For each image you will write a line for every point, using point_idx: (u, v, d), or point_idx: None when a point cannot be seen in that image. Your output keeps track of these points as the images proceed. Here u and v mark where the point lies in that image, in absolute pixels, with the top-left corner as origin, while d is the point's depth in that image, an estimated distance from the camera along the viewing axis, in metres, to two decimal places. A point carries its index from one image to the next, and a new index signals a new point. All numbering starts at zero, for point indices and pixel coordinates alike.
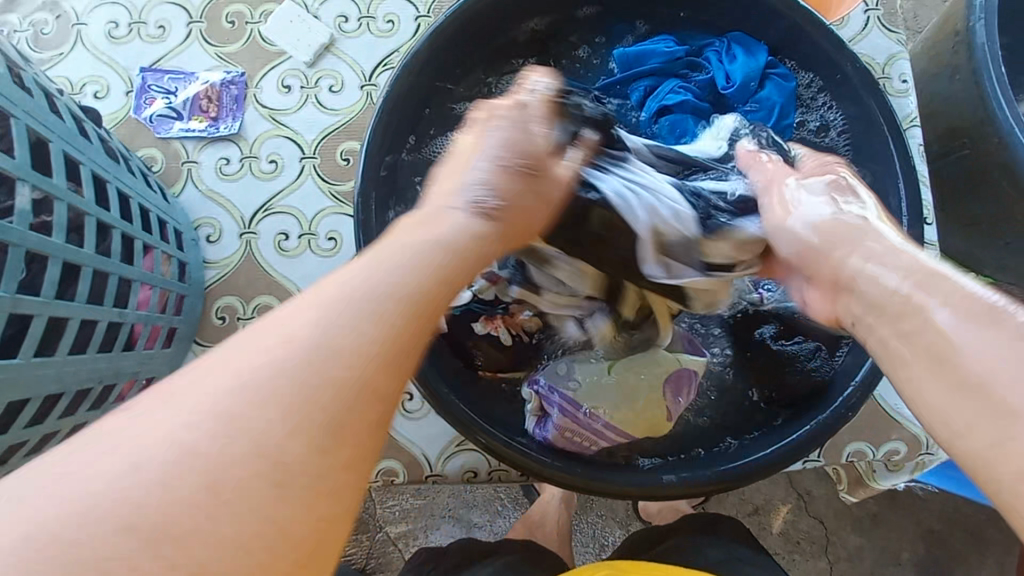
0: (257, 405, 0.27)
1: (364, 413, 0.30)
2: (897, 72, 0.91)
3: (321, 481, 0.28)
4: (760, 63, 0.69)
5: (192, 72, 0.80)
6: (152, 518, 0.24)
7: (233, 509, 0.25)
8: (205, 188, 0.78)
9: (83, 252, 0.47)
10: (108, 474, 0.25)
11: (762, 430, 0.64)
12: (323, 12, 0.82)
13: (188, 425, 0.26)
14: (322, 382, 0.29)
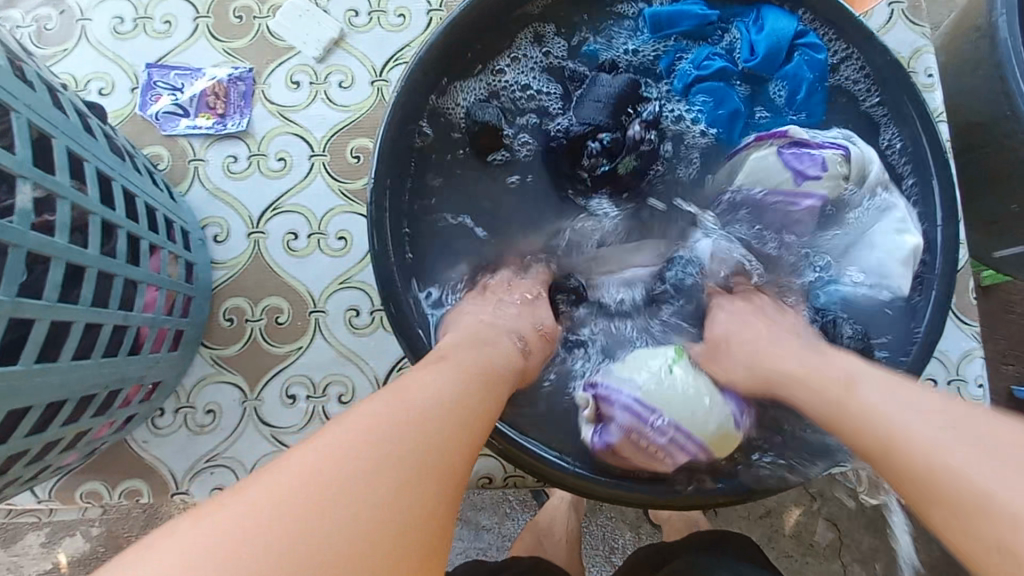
0: (385, 444, 0.36)
1: (453, 449, 0.39)
2: (923, 66, 0.90)
3: (431, 497, 0.35)
4: (790, 32, 0.65)
5: (199, 68, 0.79)
6: (316, 523, 0.31)
7: (374, 511, 0.32)
8: (213, 187, 0.76)
9: (88, 253, 0.45)
10: (270, 501, 0.31)
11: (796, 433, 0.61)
12: (333, 7, 0.80)
13: (332, 459, 0.34)
14: (426, 429, 0.38)
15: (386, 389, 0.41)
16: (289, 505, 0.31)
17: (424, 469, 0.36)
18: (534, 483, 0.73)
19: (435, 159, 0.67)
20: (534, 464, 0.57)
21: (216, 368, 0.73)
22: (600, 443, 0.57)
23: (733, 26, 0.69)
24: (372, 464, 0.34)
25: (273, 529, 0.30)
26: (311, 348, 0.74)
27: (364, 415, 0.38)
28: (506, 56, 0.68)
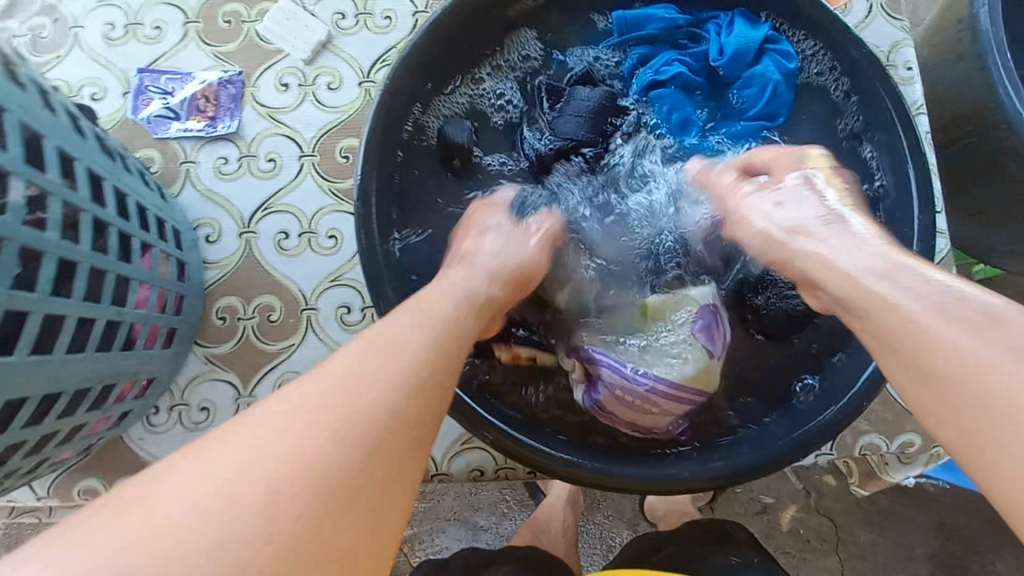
0: (333, 406, 0.35)
1: (410, 408, 0.38)
2: (902, 60, 0.92)
3: (386, 455, 0.35)
4: (760, 36, 0.68)
5: (189, 72, 0.80)
6: (253, 497, 0.30)
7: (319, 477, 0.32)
8: (204, 188, 0.78)
9: (80, 249, 0.46)
10: (208, 479, 0.30)
11: (773, 420, 0.63)
12: (320, 10, 0.82)
13: (277, 430, 0.33)
14: (381, 386, 0.37)
15: (330, 359, 0.39)
16: (234, 498, 0.30)
17: (373, 437, 0.35)
18: (525, 474, 0.74)
19: (415, 167, 0.69)
20: (524, 455, 0.57)
21: (209, 366, 0.74)
22: (592, 402, 0.62)
23: (703, 29, 0.71)
24: (312, 453, 0.32)
25: (206, 530, 0.28)
26: (303, 346, 0.75)
27: (302, 396, 0.35)
28: (487, 65, 0.71)
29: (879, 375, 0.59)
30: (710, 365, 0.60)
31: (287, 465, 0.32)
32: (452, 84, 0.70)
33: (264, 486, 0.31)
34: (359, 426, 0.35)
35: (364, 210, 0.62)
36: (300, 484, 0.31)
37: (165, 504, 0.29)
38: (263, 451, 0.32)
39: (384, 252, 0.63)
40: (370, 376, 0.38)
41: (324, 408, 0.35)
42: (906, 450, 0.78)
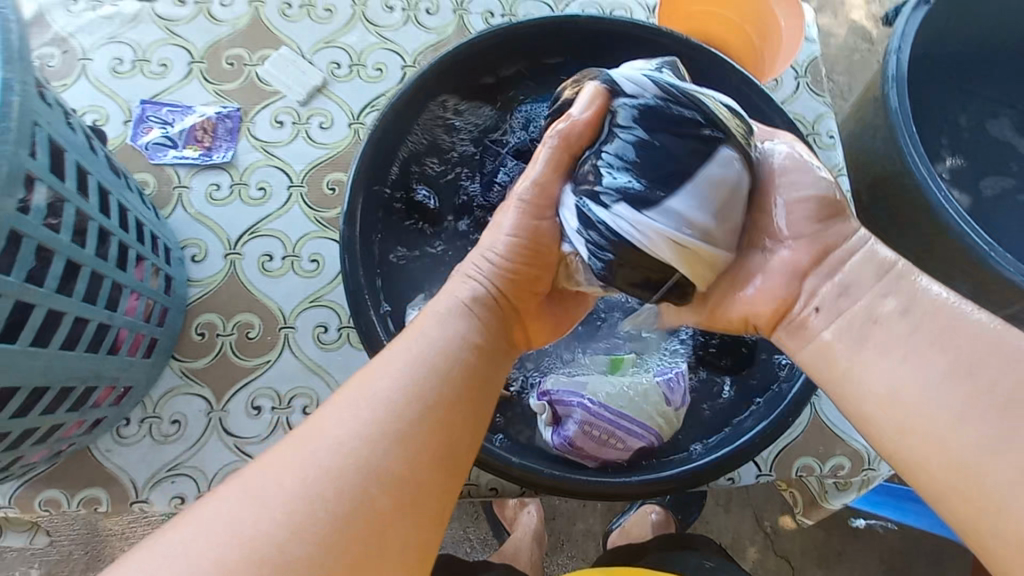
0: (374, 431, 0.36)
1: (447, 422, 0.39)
2: (825, 129, 0.99)
3: (427, 473, 0.36)
4: None
5: (190, 106, 0.87)
6: (302, 529, 0.32)
7: (362, 501, 0.33)
8: (194, 212, 0.83)
9: (85, 253, 0.51)
10: (261, 511, 0.32)
11: (720, 431, 0.70)
12: (317, 59, 0.91)
13: (322, 458, 0.34)
14: (417, 403, 0.38)
15: (365, 378, 0.39)
16: (290, 529, 0.31)
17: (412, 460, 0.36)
18: (487, 492, 0.77)
19: (384, 205, 0.74)
20: (493, 464, 0.62)
21: (184, 379, 0.76)
22: (562, 440, 0.67)
23: None
24: (358, 490, 0.34)
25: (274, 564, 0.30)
26: (279, 362, 0.78)
27: (340, 434, 0.35)
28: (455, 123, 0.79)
29: (807, 387, 0.67)
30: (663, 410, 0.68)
31: (334, 508, 0.33)
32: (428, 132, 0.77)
33: (316, 527, 0.32)
34: (401, 458, 0.36)
35: (347, 241, 0.68)
36: (351, 526, 0.32)
37: (226, 551, 0.30)
38: (308, 491, 0.33)
39: (367, 280, 0.68)
40: (406, 399, 0.38)
41: (363, 440, 0.35)
42: (838, 473, 0.84)
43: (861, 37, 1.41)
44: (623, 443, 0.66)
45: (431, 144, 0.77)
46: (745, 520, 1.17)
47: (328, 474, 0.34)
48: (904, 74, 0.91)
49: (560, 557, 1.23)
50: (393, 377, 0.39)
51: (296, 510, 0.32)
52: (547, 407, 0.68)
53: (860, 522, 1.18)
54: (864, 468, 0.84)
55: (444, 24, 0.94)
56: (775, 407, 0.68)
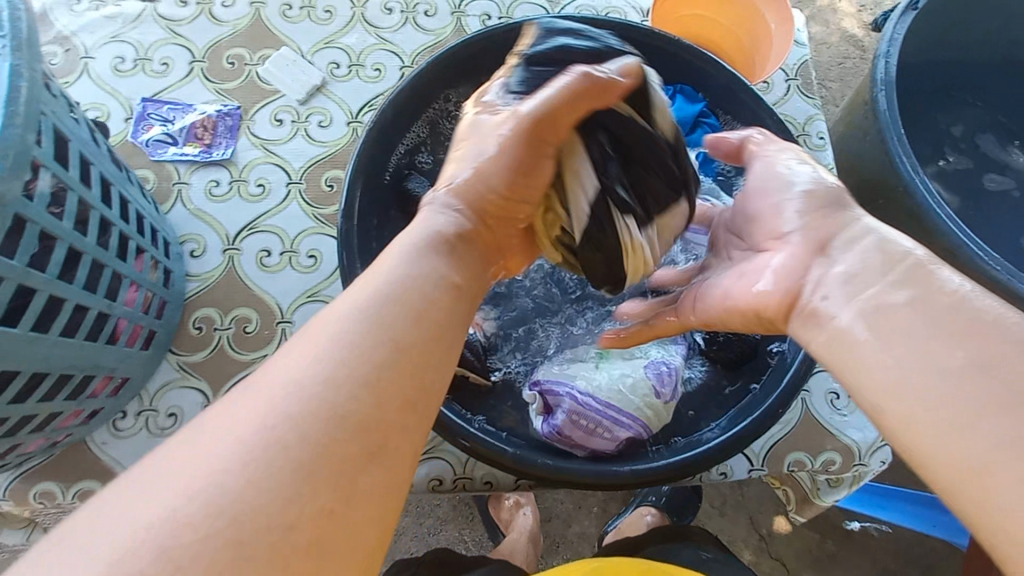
0: (337, 387, 0.33)
1: (418, 381, 0.36)
2: (816, 131, 1.02)
3: (398, 436, 0.34)
4: (694, 110, 0.81)
5: (190, 104, 0.88)
6: (257, 503, 0.29)
7: (326, 472, 0.31)
8: (194, 208, 0.83)
9: (87, 241, 0.51)
10: (210, 485, 0.29)
11: (715, 424, 0.70)
12: (317, 59, 0.92)
13: (277, 422, 0.31)
14: (386, 358, 0.35)
15: (323, 326, 0.36)
16: (249, 504, 0.29)
17: (377, 422, 0.33)
18: (482, 486, 0.77)
19: (385, 201, 0.75)
20: (491, 455, 0.63)
21: (181, 373, 0.77)
22: (550, 429, 0.68)
23: None
24: (307, 448, 0.31)
25: (228, 541, 0.28)
26: (276, 356, 0.79)
27: (293, 393, 0.32)
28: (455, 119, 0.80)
29: (799, 378, 0.68)
30: (654, 405, 0.68)
31: (281, 467, 0.30)
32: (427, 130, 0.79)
33: (262, 486, 0.29)
34: (354, 411, 0.33)
35: (345, 230, 0.69)
36: (301, 486, 0.30)
37: (172, 528, 0.27)
38: (251, 450, 0.30)
39: (365, 271, 0.69)
40: (358, 348, 0.35)
41: (311, 392, 0.33)
42: (830, 468, 0.85)
43: (852, 44, 1.44)
44: (614, 433, 0.67)
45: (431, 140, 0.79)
46: (738, 522, 1.18)
47: (272, 430, 0.31)
48: (892, 78, 0.94)
49: (555, 560, 1.23)
50: (345, 324, 0.36)
51: (240, 470, 0.30)
52: (537, 396, 0.69)
53: (855, 525, 1.19)
54: (856, 463, 0.85)
55: (442, 26, 0.96)
56: (767, 397, 0.69)
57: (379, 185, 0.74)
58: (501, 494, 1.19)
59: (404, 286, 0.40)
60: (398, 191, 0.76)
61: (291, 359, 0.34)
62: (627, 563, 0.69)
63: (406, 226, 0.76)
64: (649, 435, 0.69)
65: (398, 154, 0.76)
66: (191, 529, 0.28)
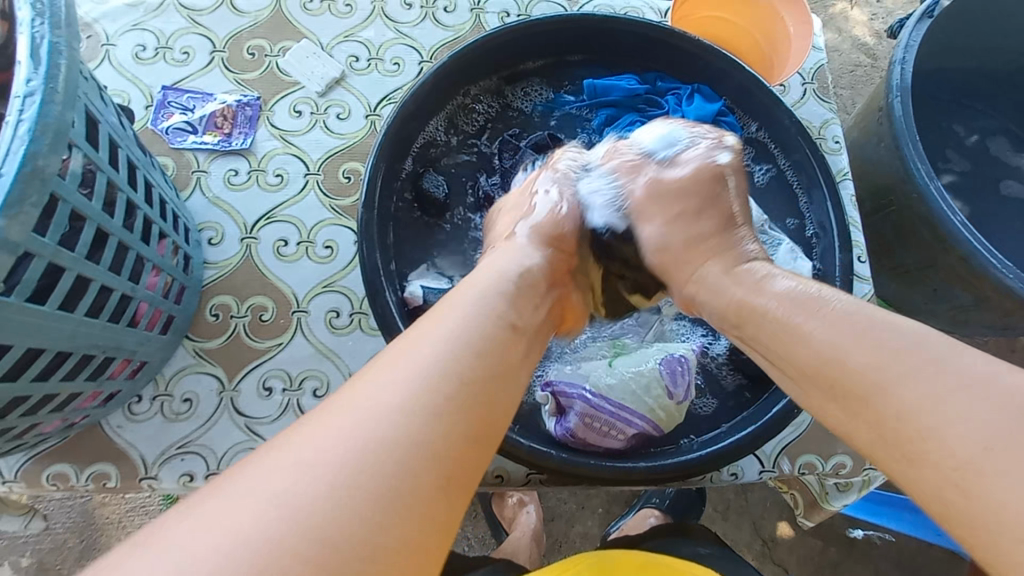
0: (417, 401, 0.37)
1: (485, 403, 0.40)
2: (831, 135, 1.02)
3: (463, 451, 0.37)
4: (713, 109, 0.80)
5: (211, 93, 0.89)
6: (341, 506, 0.32)
7: (403, 479, 0.34)
8: (212, 196, 0.84)
9: (114, 223, 0.52)
10: (295, 486, 0.32)
11: (731, 423, 0.70)
12: (337, 52, 0.93)
13: (363, 430, 0.35)
14: (458, 380, 0.39)
15: (405, 351, 0.40)
16: (335, 509, 0.31)
17: (448, 436, 0.37)
18: (491, 479, 0.77)
19: (402, 191, 0.76)
20: (505, 448, 0.63)
21: (197, 359, 0.77)
22: (563, 430, 0.68)
23: (663, 97, 0.82)
24: (393, 461, 0.34)
25: (315, 541, 0.30)
26: (291, 345, 0.79)
27: (378, 407, 0.36)
28: (474, 113, 0.81)
29: None
30: (667, 405, 0.68)
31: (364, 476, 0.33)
32: (446, 122, 0.79)
33: (349, 494, 0.32)
34: (433, 435, 0.36)
35: (364, 218, 0.68)
36: (379, 496, 0.33)
37: (264, 529, 0.30)
38: (344, 457, 0.33)
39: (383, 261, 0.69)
40: (441, 379, 0.39)
41: (398, 415, 0.36)
42: (840, 471, 0.85)
43: (864, 52, 1.44)
44: (628, 433, 0.67)
45: (449, 134, 0.80)
46: (742, 527, 1.18)
47: (361, 443, 0.34)
48: (908, 85, 0.94)
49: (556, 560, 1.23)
50: (431, 355, 0.40)
51: (331, 474, 0.32)
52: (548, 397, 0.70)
53: (857, 532, 1.18)
54: (866, 467, 0.85)
55: (461, 22, 0.96)
56: (779, 398, 0.69)
57: (399, 175, 0.75)
58: (504, 492, 1.20)
59: (473, 319, 0.45)
60: (417, 182, 0.77)
61: (375, 378, 0.38)
62: (635, 557, 0.69)
63: (418, 214, 0.77)
64: (661, 433, 0.69)
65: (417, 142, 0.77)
66: (282, 517, 0.30)
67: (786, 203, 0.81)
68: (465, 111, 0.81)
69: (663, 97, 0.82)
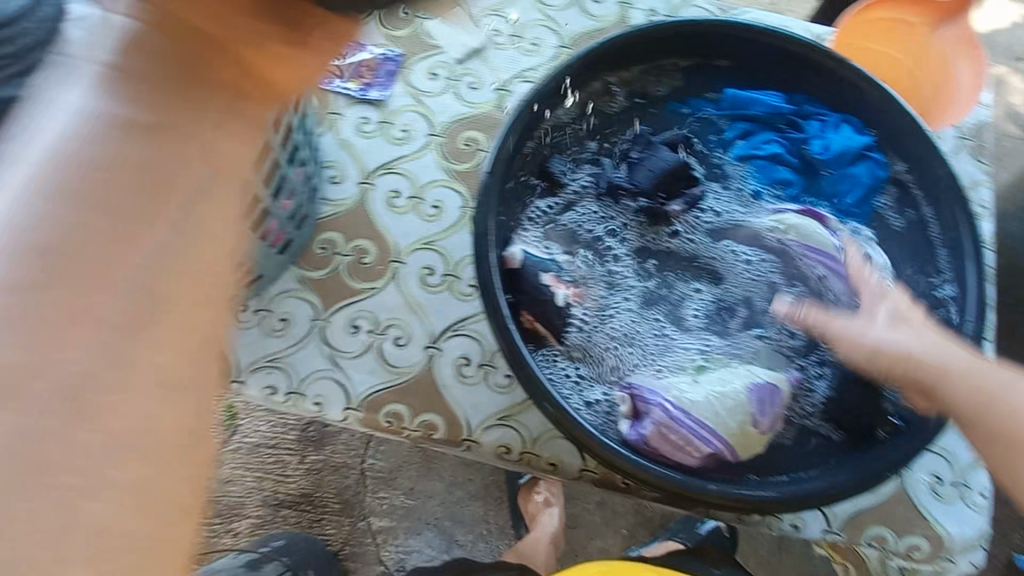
0: (88, 229, 0.40)
1: (218, 241, 0.44)
2: (976, 197, 0.93)
3: (197, 293, 0.42)
4: (859, 142, 0.79)
5: (360, 44, 0.94)
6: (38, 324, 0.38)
7: (110, 334, 0.39)
8: (343, 138, 0.89)
9: (274, 139, 0.56)
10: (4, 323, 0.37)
11: (813, 470, 0.67)
12: (481, 24, 0.95)
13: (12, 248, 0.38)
14: (163, 228, 0.42)
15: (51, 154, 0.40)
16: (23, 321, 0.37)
17: (142, 286, 0.40)
18: (545, 465, 0.77)
19: (526, 168, 0.77)
20: (575, 432, 0.62)
21: (299, 285, 0.82)
22: (637, 435, 0.66)
23: (805, 121, 0.82)
24: (57, 304, 0.38)
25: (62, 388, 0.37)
26: (383, 291, 0.83)
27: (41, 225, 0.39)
28: (607, 103, 0.82)
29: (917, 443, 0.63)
30: (748, 431, 0.66)
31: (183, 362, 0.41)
32: (580, 105, 0.80)
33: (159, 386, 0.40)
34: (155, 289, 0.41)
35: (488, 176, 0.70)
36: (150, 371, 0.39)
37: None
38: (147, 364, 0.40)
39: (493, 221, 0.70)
40: (77, 218, 0.40)
41: (53, 245, 0.39)
42: (913, 553, 0.79)
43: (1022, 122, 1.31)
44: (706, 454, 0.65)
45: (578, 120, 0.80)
46: None
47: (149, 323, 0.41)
48: None
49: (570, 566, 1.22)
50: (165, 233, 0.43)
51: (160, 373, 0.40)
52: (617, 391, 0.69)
53: None
54: (942, 557, 0.78)
55: (607, 15, 0.96)
56: (871, 459, 0.65)
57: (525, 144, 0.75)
58: (532, 488, 1.19)
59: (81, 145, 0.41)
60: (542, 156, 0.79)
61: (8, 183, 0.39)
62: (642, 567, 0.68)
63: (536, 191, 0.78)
64: (736, 460, 0.67)
65: (550, 122, 0.78)
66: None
67: (921, 255, 0.76)
68: (600, 99, 0.81)
69: (806, 123, 0.82)
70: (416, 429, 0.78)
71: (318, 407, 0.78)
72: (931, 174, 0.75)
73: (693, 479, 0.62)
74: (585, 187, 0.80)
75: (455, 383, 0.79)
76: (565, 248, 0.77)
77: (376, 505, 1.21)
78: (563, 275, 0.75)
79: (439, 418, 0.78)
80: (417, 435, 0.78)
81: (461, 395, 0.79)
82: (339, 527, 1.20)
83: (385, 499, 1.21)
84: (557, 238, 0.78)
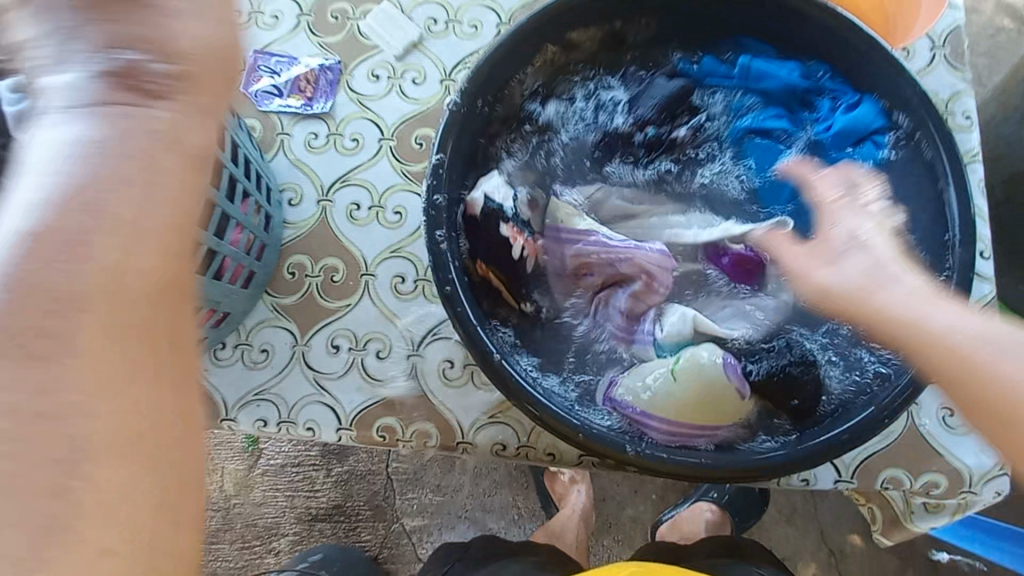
0: None
1: None
2: (961, 110, 0.88)
3: None
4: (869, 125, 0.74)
5: (296, 57, 0.91)
6: None
7: None
8: (294, 157, 0.87)
9: None
10: None
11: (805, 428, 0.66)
12: (415, 14, 0.92)
13: None
14: None
15: None
16: None
17: None
18: (543, 455, 0.77)
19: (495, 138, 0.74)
20: (554, 424, 0.61)
21: (274, 313, 0.82)
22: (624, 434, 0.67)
23: (819, 98, 0.78)
24: None
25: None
26: (358, 307, 0.82)
27: None
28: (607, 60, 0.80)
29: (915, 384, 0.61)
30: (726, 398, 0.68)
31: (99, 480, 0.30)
32: (546, 79, 0.77)
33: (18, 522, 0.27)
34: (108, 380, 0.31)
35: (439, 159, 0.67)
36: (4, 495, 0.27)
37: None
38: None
39: (450, 185, 0.67)
40: None
41: None
42: (932, 491, 0.77)
43: (1011, 14, 1.22)
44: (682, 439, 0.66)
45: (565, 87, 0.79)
46: (808, 534, 1.11)
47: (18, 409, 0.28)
48: None
49: (605, 540, 1.22)
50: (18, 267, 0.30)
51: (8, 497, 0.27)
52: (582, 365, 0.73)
53: (942, 556, 1.09)
54: (965, 489, 0.76)
55: None
56: (866, 413, 0.62)
57: (485, 119, 0.71)
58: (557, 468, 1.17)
59: None
60: (500, 128, 0.74)
61: None
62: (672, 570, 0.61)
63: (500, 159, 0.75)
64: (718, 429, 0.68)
65: (532, 82, 0.76)
66: None
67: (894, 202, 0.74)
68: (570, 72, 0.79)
69: (811, 109, 0.79)
70: (411, 438, 0.78)
71: (312, 432, 0.78)
72: (928, 168, 0.69)
73: (682, 455, 0.61)
74: (569, 125, 0.81)
75: (441, 388, 0.79)
76: (539, 190, 0.79)
77: (406, 505, 1.22)
78: (524, 227, 0.74)
79: (431, 425, 0.78)
80: (413, 444, 0.78)
81: (448, 398, 0.78)
82: (376, 532, 1.22)
83: (414, 499, 1.22)
84: (529, 176, 0.78)
